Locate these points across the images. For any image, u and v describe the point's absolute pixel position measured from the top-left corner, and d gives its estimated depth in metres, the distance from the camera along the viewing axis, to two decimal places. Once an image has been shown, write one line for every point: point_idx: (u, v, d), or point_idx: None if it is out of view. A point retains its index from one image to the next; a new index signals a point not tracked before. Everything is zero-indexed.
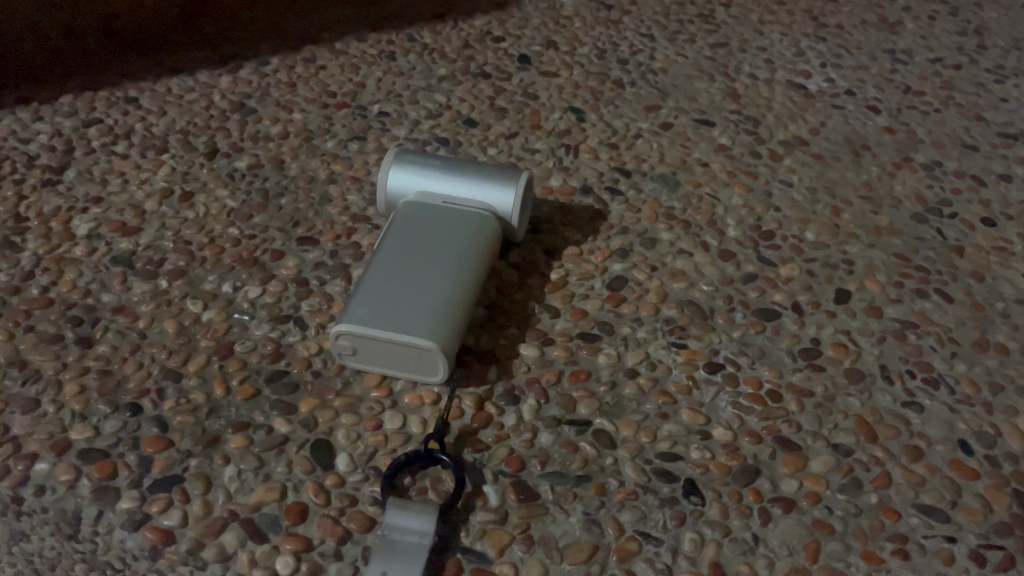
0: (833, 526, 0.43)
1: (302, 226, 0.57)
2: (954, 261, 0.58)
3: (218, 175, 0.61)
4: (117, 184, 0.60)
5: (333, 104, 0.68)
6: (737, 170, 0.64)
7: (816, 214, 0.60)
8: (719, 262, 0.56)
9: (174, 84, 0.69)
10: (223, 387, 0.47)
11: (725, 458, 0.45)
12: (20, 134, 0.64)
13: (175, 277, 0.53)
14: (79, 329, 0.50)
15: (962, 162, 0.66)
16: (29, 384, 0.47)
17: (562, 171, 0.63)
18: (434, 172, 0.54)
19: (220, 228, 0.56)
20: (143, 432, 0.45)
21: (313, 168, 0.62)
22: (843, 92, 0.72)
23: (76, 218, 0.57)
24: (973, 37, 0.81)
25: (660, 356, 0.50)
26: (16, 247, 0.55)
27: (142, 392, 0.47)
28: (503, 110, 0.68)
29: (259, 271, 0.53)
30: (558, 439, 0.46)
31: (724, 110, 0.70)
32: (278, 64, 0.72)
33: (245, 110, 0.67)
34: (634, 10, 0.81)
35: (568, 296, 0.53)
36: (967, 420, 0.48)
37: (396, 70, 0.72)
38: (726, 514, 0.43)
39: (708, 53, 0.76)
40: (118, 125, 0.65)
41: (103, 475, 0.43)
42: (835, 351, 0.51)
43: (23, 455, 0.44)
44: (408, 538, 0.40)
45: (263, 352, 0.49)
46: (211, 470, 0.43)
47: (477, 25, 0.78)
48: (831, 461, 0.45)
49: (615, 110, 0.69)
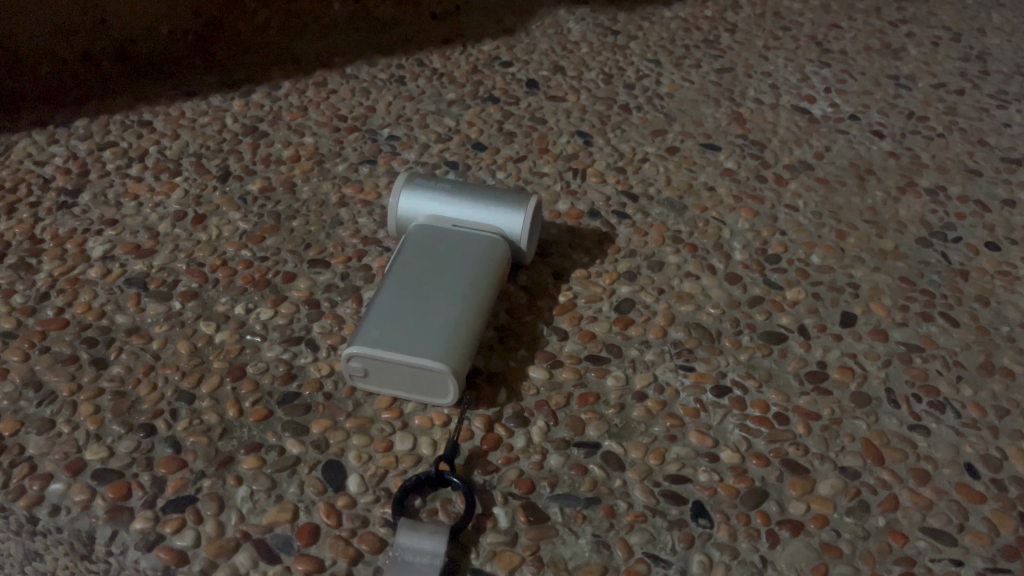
0: (841, 549, 0.43)
1: (313, 248, 0.57)
2: (958, 286, 0.58)
3: (230, 198, 0.61)
4: (131, 207, 0.60)
5: (344, 128, 0.69)
6: (743, 194, 0.64)
7: (822, 238, 0.61)
8: (726, 285, 0.56)
9: (187, 108, 0.70)
10: (236, 408, 0.47)
11: (733, 481, 0.45)
12: (35, 157, 0.65)
13: (189, 299, 0.54)
14: (94, 349, 0.50)
15: (966, 187, 0.67)
16: (44, 405, 0.47)
17: (569, 195, 0.63)
18: (445, 196, 0.55)
19: (233, 251, 0.57)
20: (157, 453, 0.45)
21: (324, 192, 0.63)
22: (848, 117, 0.73)
23: (90, 241, 0.58)
24: (976, 63, 0.82)
25: (668, 378, 0.50)
26: (31, 268, 0.55)
27: (156, 412, 0.47)
28: (511, 134, 0.69)
29: (271, 293, 0.54)
30: (567, 461, 0.46)
31: (729, 135, 0.70)
32: (290, 88, 0.73)
33: (257, 133, 0.68)
34: (640, 36, 0.82)
35: (576, 318, 0.54)
36: (973, 444, 0.48)
37: (405, 94, 0.73)
38: (735, 536, 0.43)
39: (714, 78, 0.77)
40: (132, 148, 0.66)
41: (117, 496, 0.43)
42: (841, 374, 0.51)
43: (38, 475, 0.44)
44: (419, 559, 0.41)
45: (275, 373, 0.49)
46: (224, 490, 0.44)
47: (485, 50, 0.79)
48: (838, 484, 0.46)
49: (621, 134, 0.70)
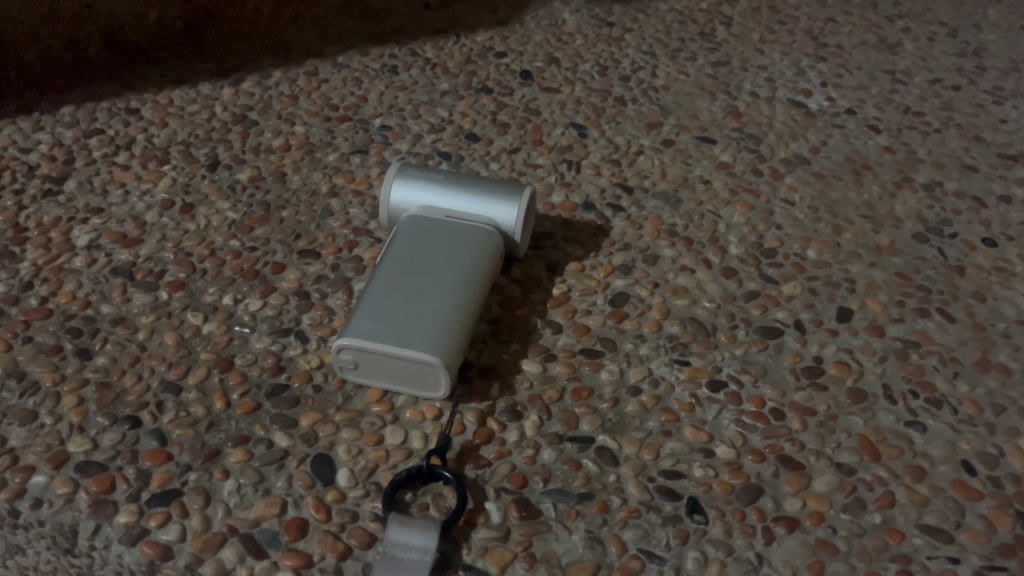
0: (836, 546, 0.42)
1: (303, 239, 0.57)
2: (955, 282, 0.58)
3: (219, 187, 0.60)
4: (118, 196, 0.59)
5: (335, 117, 0.68)
6: (738, 187, 0.64)
7: (818, 233, 0.60)
8: (721, 279, 0.56)
9: (176, 95, 0.69)
10: (224, 400, 0.47)
11: (729, 477, 0.45)
12: (20, 143, 0.64)
13: (176, 289, 0.53)
14: (78, 340, 0.49)
15: (962, 183, 0.66)
16: (27, 396, 0.46)
17: (563, 187, 0.63)
18: (438, 187, 0.54)
19: (221, 240, 0.56)
20: (143, 446, 0.44)
21: (314, 182, 0.62)
22: (844, 111, 0.73)
23: (75, 230, 0.56)
24: (972, 59, 0.82)
25: (663, 373, 0.50)
26: (14, 257, 0.54)
27: (142, 404, 0.46)
28: (505, 126, 0.68)
29: (260, 284, 0.53)
30: (561, 456, 0.45)
31: (725, 128, 0.70)
32: (280, 77, 0.72)
33: (247, 122, 0.67)
34: (635, 28, 0.82)
35: (570, 311, 0.53)
36: (970, 441, 0.48)
37: (397, 84, 0.72)
38: (730, 533, 0.43)
39: (709, 71, 0.77)
40: (119, 136, 0.65)
41: (101, 488, 0.42)
42: (837, 370, 0.51)
43: (20, 467, 0.43)
44: (409, 555, 0.40)
45: (264, 366, 0.48)
46: (211, 484, 0.43)
47: (479, 41, 0.78)
48: (834, 480, 0.45)
49: (617, 127, 0.69)
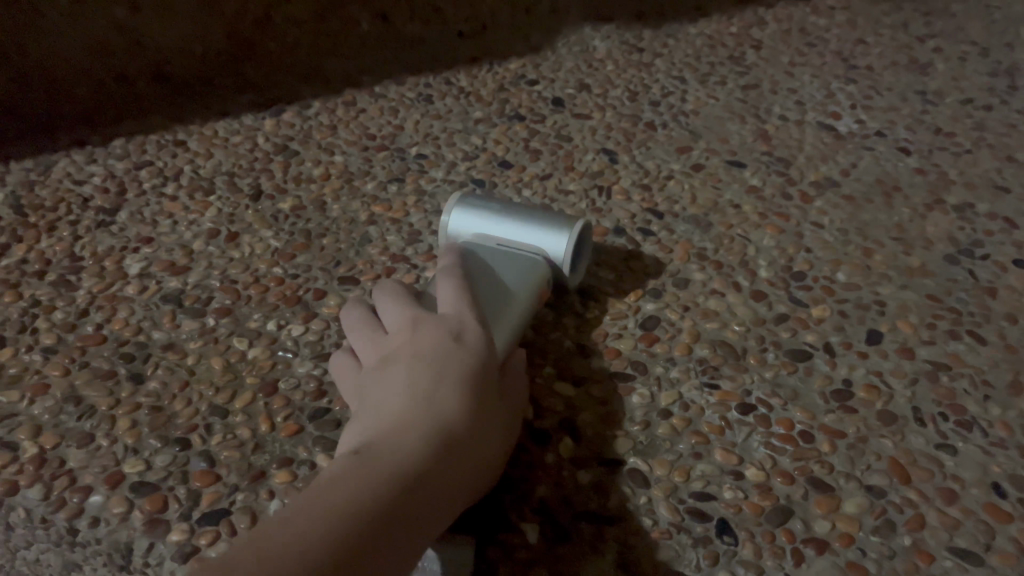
0: (866, 567, 0.43)
1: (343, 266, 0.59)
2: (987, 303, 0.58)
3: (262, 216, 0.63)
4: (166, 225, 0.62)
5: (373, 146, 0.70)
6: (768, 211, 0.65)
7: (848, 256, 0.61)
8: (751, 302, 0.57)
9: (220, 127, 0.72)
10: (269, 423, 0.49)
11: (758, 498, 0.46)
12: (74, 176, 0.67)
13: (222, 315, 0.55)
14: (131, 365, 0.52)
15: (995, 204, 0.66)
16: (84, 419, 0.49)
17: (595, 213, 0.64)
18: (492, 216, 0.56)
19: (265, 268, 0.58)
20: (192, 467, 0.46)
21: (354, 210, 0.64)
22: (874, 133, 0.73)
23: (127, 258, 0.59)
24: (1004, 78, 0.82)
25: (694, 396, 0.51)
26: (72, 286, 0.57)
27: (192, 427, 0.48)
28: (537, 152, 0.70)
29: (302, 310, 0.55)
30: (593, 479, 0.47)
31: (754, 152, 0.71)
32: (320, 107, 0.75)
33: (288, 152, 0.69)
34: (665, 53, 0.83)
35: (602, 336, 0.55)
36: (1001, 463, 0.48)
37: (433, 113, 0.74)
38: (760, 554, 0.43)
39: (739, 95, 0.78)
40: (168, 167, 0.68)
41: (154, 508, 0.45)
42: (867, 393, 0.51)
43: (78, 487, 0.46)
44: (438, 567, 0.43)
45: (307, 390, 0.50)
46: (257, 504, 0.45)
47: (512, 69, 0.80)
48: (864, 503, 0.45)
49: (646, 152, 0.70)
